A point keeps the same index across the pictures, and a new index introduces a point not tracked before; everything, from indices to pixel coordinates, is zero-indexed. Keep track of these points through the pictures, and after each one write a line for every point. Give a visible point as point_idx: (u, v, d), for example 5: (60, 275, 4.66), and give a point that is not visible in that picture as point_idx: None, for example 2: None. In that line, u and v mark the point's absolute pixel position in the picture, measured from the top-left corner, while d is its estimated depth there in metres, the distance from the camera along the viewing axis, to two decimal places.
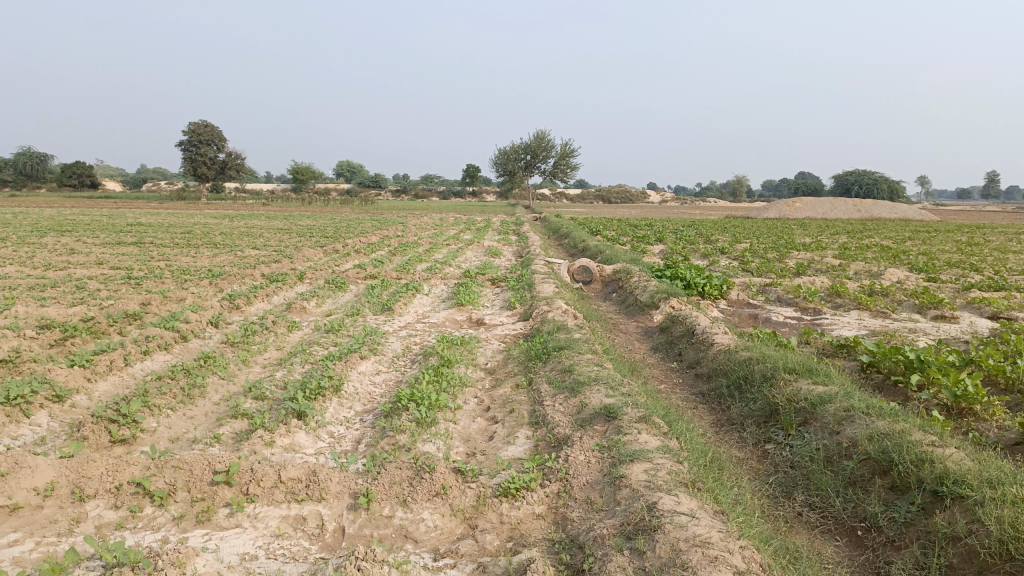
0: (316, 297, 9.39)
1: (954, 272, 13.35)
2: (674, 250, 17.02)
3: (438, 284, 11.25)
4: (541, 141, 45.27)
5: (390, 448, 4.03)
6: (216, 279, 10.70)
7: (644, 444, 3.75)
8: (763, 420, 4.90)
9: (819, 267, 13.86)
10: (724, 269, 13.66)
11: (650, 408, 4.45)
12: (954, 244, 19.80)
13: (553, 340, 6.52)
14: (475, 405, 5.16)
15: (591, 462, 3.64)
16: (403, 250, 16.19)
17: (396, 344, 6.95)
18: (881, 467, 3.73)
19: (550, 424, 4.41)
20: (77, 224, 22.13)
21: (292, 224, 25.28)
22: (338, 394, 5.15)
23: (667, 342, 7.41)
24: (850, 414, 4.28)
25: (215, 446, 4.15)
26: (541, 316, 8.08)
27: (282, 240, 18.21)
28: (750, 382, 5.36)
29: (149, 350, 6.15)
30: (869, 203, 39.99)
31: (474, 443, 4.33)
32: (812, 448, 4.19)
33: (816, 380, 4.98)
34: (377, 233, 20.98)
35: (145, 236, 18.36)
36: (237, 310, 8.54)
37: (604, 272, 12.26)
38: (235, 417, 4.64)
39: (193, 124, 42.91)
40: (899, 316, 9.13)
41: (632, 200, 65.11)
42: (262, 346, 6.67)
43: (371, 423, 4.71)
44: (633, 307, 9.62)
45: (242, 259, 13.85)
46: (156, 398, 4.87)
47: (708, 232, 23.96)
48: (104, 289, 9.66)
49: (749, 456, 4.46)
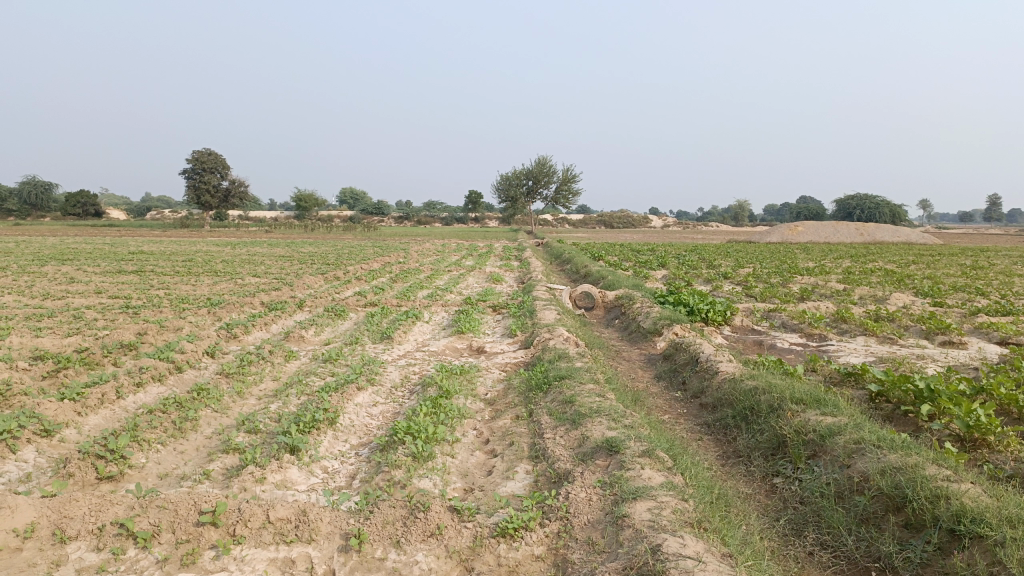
0: (315, 326, 9.29)
1: (960, 297, 13.22)
2: (676, 276, 16.91)
3: (438, 311, 11.14)
4: (543, 166, 45.34)
5: (385, 485, 3.90)
6: (215, 308, 10.61)
7: (648, 480, 3.61)
8: (771, 452, 4.75)
9: (824, 292, 13.72)
10: (728, 295, 13.53)
11: (653, 441, 4.32)
12: (958, 267, 19.73)
13: (553, 369, 6.40)
14: (474, 437, 5.03)
15: (592, 499, 3.50)
16: (404, 277, 16.11)
17: (395, 374, 6.82)
18: (895, 503, 3.58)
19: (551, 459, 4.28)
20: (79, 253, 22.13)
21: (294, 250, 25.24)
22: (332, 426, 5.03)
23: (671, 370, 7.27)
24: (861, 447, 4.14)
25: (204, 484, 4.02)
26: (542, 344, 7.95)
27: (283, 268, 18.15)
28: (756, 412, 5.22)
29: (142, 382, 6.03)
30: (872, 226, 39.93)
31: (472, 478, 4.20)
32: (821, 483, 4.05)
33: (824, 411, 4.85)
34: (379, 260, 20.94)
35: (146, 264, 18.33)
36: (234, 339, 8.43)
37: (606, 298, 12.15)
38: (227, 451, 4.51)
39: (197, 152, 43.12)
40: (906, 342, 8.99)
41: (633, 224, 65.20)
42: (258, 376, 6.55)
43: (366, 457, 4.58)
44: (635, 334, 9.49)
45: (243, 287, 13.79)
46: (146, 432, 4.74)
47: (710, 256, 23.91)
48: (101, 318, 9.56)
49: (756, 491, 4.32)
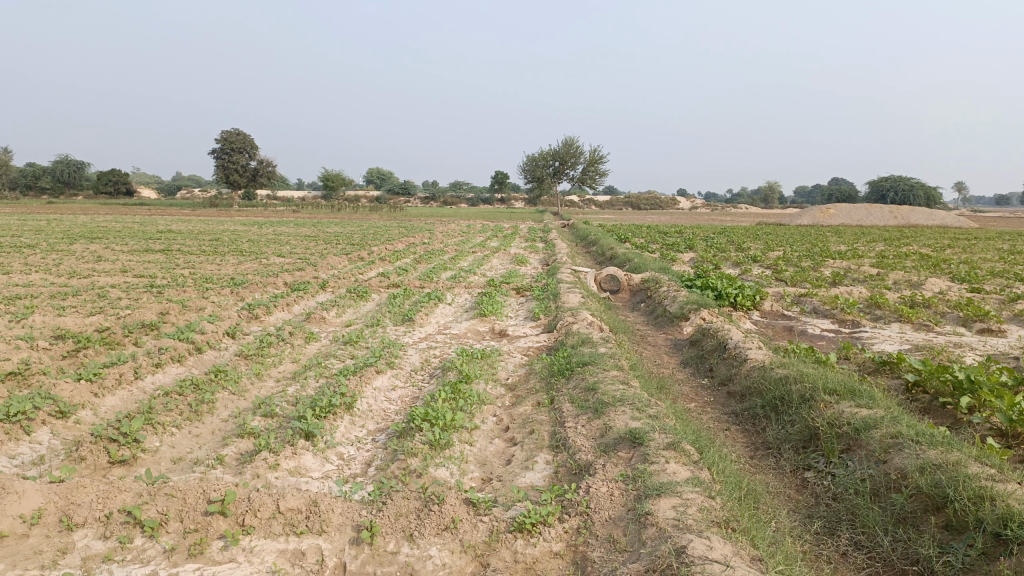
0: (337, 307, 9.20)
1: (999, 282, 12.81)
2: (704, 259, 16.64)
3: (461, 293, 11.02)
4: (571, 147, 44.98)
5: (399, 474, 3.79)
6: (238, 288, 10.58)
7: (673, 475, 3.44)
8: (802, 445, 4.57)
9: (856, 276, 13.38)
10: (757, 279, 13.26)
11: (679, 432, 4.15)
12: (996, 252, 19.14)
13: (577, 355, 6.24)
14: (494, 424, 4.90)
15: (614, 494, 3.35)
16: (428, 258, 16.02)
17: (415, 358, 6.70)
18: (934, 503, 3.38)
19: (572, 449, 4.14)
20: (108, 231, 22.27)
21: (320, 230, 25.22)
22: (349, 411, 4.92)
23: (698, 356, 7.09)
24: (898, 442, 3.94)
25: (216, 469, 3.94)
26: (566, 328, 7.79)
27: (308, 248, 18.10)
28: (787, 403, 5.03)
29: (161, 363, 5.97)
30: (906, 209, 39.03)
31: (491, 468, 4.08)
32: (855, 479, 3.87)
33: (858, 402, 4.64)
34: (404, 241, 20.86)
35: (173, 243, 18.40)
36: (255, 320, 8.38)
37: (632, 281, 11.94)
38: (241, 436, 4.43)
39: (226, 132, 43.33)
40: (942, 329, 8.70)
41: (662, 207, 64.38)
42: (277, 358, 6.47)
43: (383, 444, 4.48)
44: (661, 319, 9.30)
45: (268, 267, 13.76)
46: (160, 415, 4.67)
47: (739, 239, 23.49)
48: (125, 297, 9.55)
49: (786, 486, 4.15)
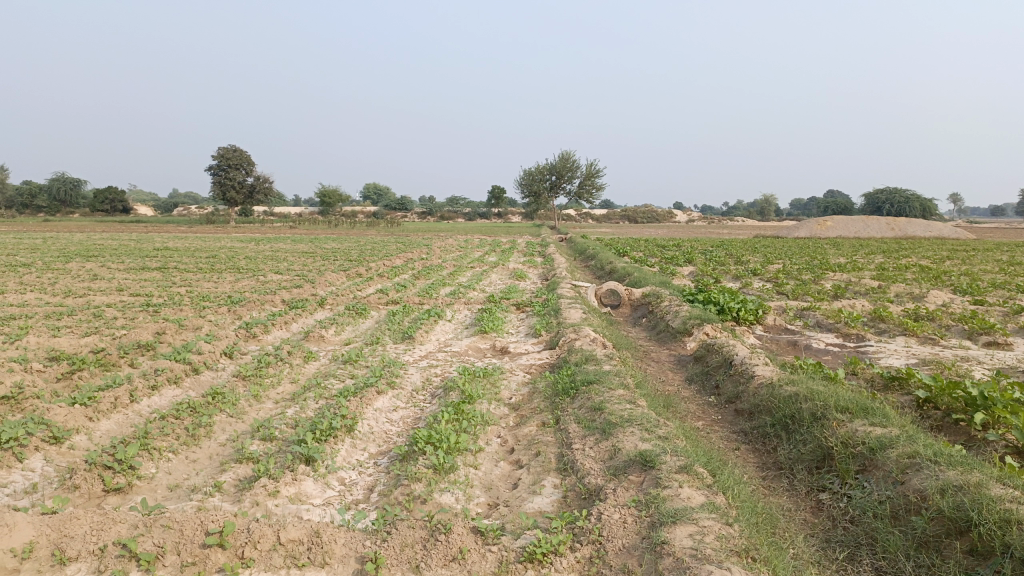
0: (336, 325, 9.08)
1: (1000, 294, 12.72)
2: (704, 272, 16.58)
3: (461, 310, 10.91)
4: (567, 162, 45.03)
5: (403, 500, 3.67)
6: (235, 306, 10.45)
7: (687, 500, 3.33)
8: (815, 465, 4.45)
9: (857, 289, 13.30)
10: (758, 292, 13.18)
11: (691, 454, 4.03)
12: (996, 263, 19.08)
13: (581, 373, 6.13)
14: (498, 446, 4.79)
15: (627, 521, 3.23)
16: (426, 274, 15.93)
17: (416, 377, 6.58)
18: (957, 527, 3.27)
19: (580, 472, 4.03)
20: (104, 249, 22.16)
21: (316, 246, 25.12)
22: (351, 434, 4.81)
23: (703, 373, 6.98)
24: (915, 462, 3.83)
25: (214, 497, 3.82)
26: (568, 345, 7.68)
27: (305, 264, 17.99)
28: (798, 421, 4.91)
29: (157, 385, 5.85)
30: (902, 221, 39.04)
31: (497, 493, 3.96)
32: (873, 501, 3.75)
33: (872, 420, 4.54)
34: (402, 256, 20.77)
35: (169, 261, 18.29)
36: (253, 339, 8.26)
37: (633, 296, 11.84)
38: (239, 461, 4.31)
39: (222, 149, 43.31)
40: (947, 342, 8.61)
41: (658, 220, 64.37)
42: (275, 379, 6.34)
43: (385, 467, 4.36)
44: (664, 334, 9.19)
45: (265, 284, 13.65)
46: (156, 440, 4.55)
47: (737, 252, 23.44)
48: (121, 317, 9.43)
49: (800, 508, 4.04)
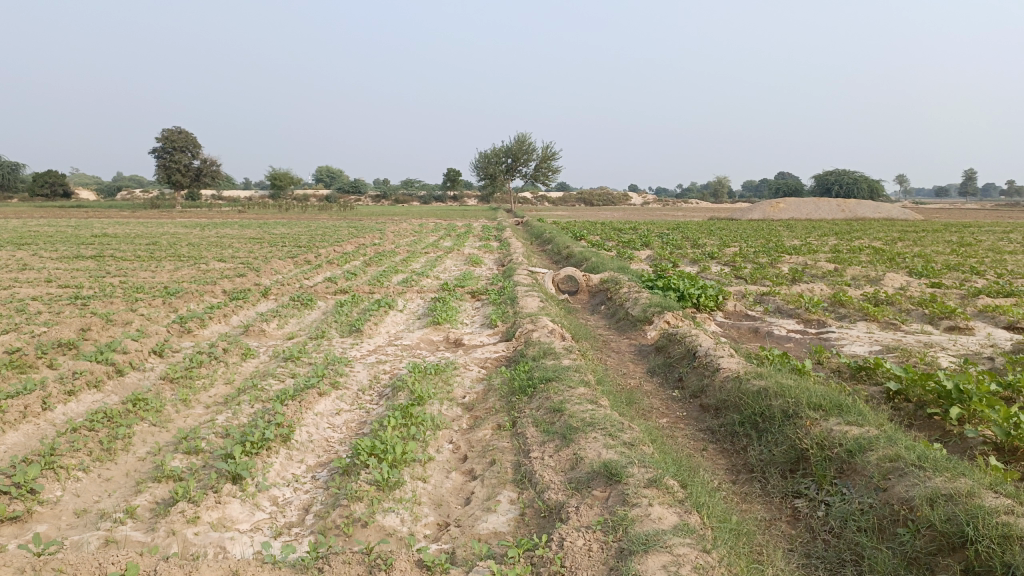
0: (278, 318, 8.56)
1: (955, 276, 12.73)
2: (662, 256, 16.38)
3: (414, 299, 10.44)
4: (522, 144, 44.53)
5: (341, 525, 3.27)
6: (172, 297, 9.85)
7: (658, 522, 2.99)
8: (789, 468, 4.16)
9: (815, 272, 13.17)
10: (717, 277, 12.97)
11: (660, 464, 3.69)
12: (947, 244, 19.26)
13: (539, 369, 5.76)
14: (450, 454, 4.40)
15: (591, 549, 2.87)
16: (378, 260, 15.38)
17: (363, 375, 6.15)
18: (951, 542, 2.98)
19: (539, 485, 3.67)
20: (38, 236, 21.09)
21: (265, 232, 24.27)
22: (286, 444, 4.36)
23: (665, 364, 6.67)
24: (898, 467, 3.55)
25: (125, 526, 3.36)
26: (525, 337, 7.32)
27: (252, 251, 17.28)
28: (768, 419, 4.62)
29: (74, 390, 5.33)
30: (853, 202, 39.28)
31: (447, 510, 3.58)
32: (855, 511, 3.47)
33: (847, 418, 4.26)
34: (353, 242, 20.07)
35: (106, 249, 17.37)
36: (188, 334, 7.71)
37: (590, 282, 11.50)
38: (158, 480, 3.84)
39: (167, 130, 41.74)
40: (909, 328, 8.46)
41: (614, 202, 64.46)
42: (208, 380, 5.84)
43: (324, 483, 3.94)
44: (623, 322, 8.89)
45: (206, 273, 12.99)
46: (64, 457, 4.06)
47: (693, 235, 23.33)
48: (45, 311, 8.78)
49: (777, 518, 3.74)
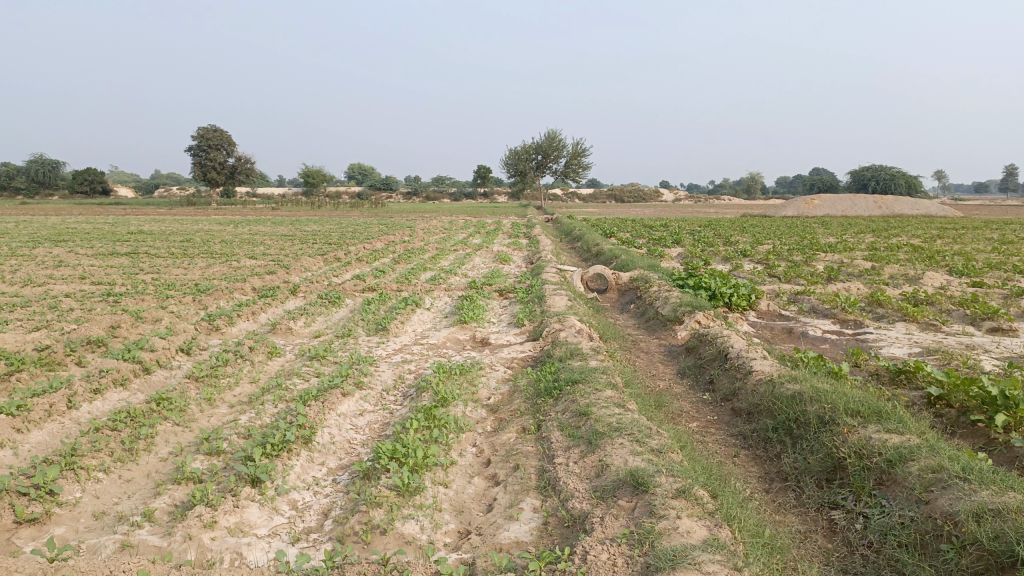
0: (305, 316, 8.53)
1: (998, 275, 12.33)
2: (693, 254, 16.13)
3: (441, 297, 10.36)
4: (553, 140, 44.33)
5: (359, 533, 3.20)
6: (201, 295, 9.88)
7: (685, 536, 2.86)
8: (825, 477, 4.00)
9: (851, 271, 12.84)
10: (750, 275, 12.71)
11: (689, 472, 3.56)
12: (989, 241, 18.73)
13: (566, 371, 5.63)
14: (473, 457, 4.31)
15: (616, 564, 2.75)
16: (407, 258, 15.35)
17: (387, 375, 6.07)
18: (998, 562, 2.81)
19: (562, 494, 3.55)
20: (76, 232, 21.43)
21: (296, 229, 24.38)
22: (307, 446, 4.30)
23: (696, 366, 6.50)
24: (941, 478, 3.37)
25: (142, 530, 3.32)
26: (553, 337, 7.19)
27: (282, 248, 17.36)
28: (803, 426, 4.45)
29: (100, 388, 5.33)
30: (891, 198, 38.40)
31: (468, 518, 3.49)
32: (895, 524, 3.31)
33: (886, 424, 4.08)
34: (383, 239, 20.06)
35: (141, 246, 17.56)
36: (216, 332, 7.71)
37: (620, 280, 11.33)
38: (177, 482, 3.80)
39: (203, 128, 42.36)
40: (950, 329, 8.17)
41: (645, 199, 63.96)
42: (233, 379, 5.81)
43: (344, 487, 3.86)
44: (653, 322, 8.72)
45: (236, 270, 13.03)
46: (86, 458, 4.04)
47: (726, 232, 22.96)
48: (77, 308, 8.85)
49: (813, 530, 3.59)
